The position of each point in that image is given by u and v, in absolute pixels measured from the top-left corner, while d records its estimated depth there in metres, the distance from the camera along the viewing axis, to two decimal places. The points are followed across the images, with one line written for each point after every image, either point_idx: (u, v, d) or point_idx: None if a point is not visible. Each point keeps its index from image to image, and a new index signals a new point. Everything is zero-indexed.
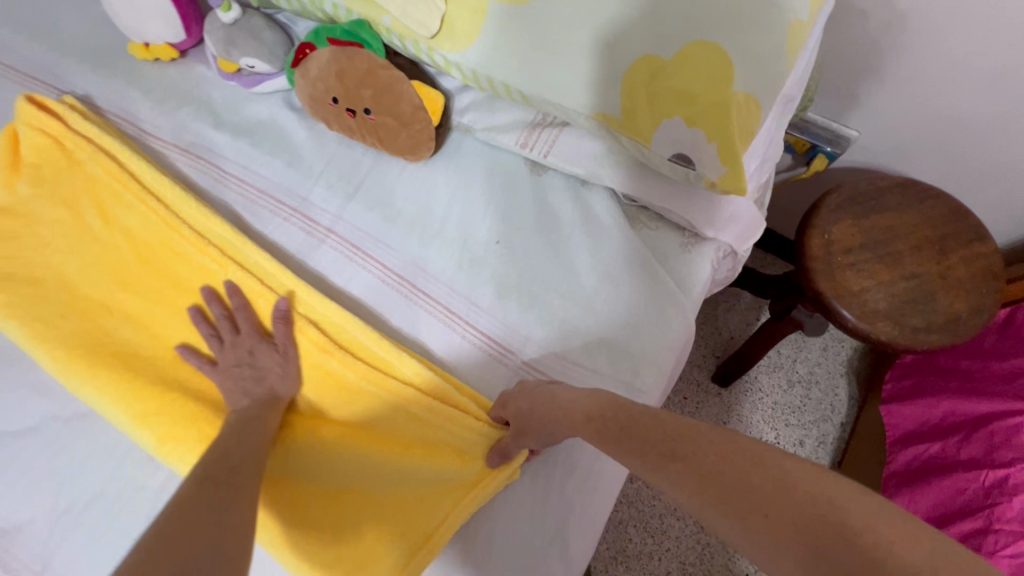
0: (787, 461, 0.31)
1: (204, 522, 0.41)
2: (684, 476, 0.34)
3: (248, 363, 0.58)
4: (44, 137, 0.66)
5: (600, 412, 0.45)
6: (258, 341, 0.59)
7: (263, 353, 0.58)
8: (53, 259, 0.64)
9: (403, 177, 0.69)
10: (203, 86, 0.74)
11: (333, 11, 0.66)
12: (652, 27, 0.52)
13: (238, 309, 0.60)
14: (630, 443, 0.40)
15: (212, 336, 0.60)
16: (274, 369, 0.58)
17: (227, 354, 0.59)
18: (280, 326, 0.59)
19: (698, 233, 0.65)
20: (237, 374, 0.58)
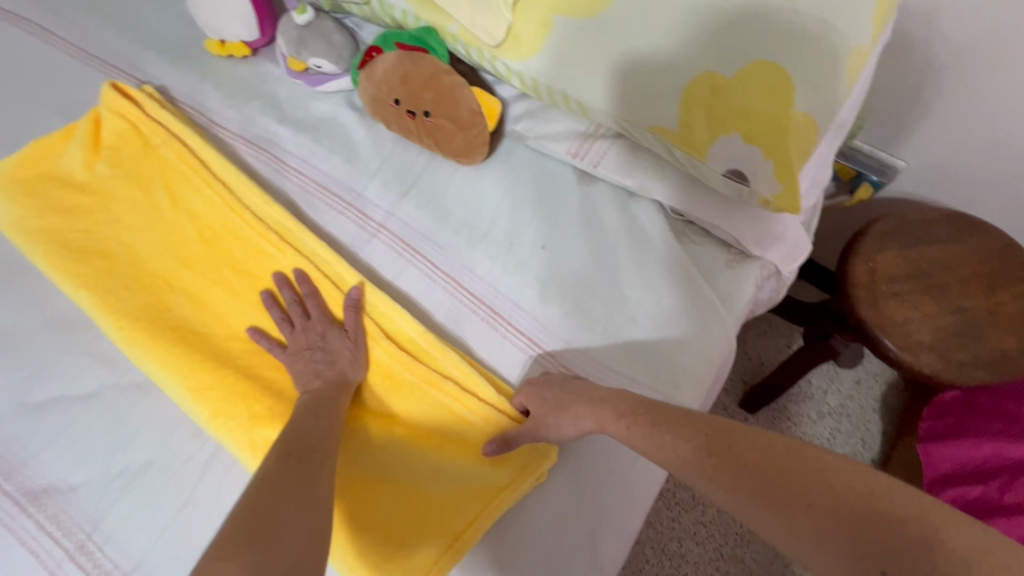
0: (827, 457, 0.35)
1: (293, 492, 0.44)
2: (723, 471, 0.38)
3: (319, 346, 0.60)
4: (124, 122, 0.71)
5: (633, 411, 0.47)
6: (328, 326, 0.61)
7: (333, 338, 0.60)
8: (123, 236, 0.67)
9: (454, 180, 0.71)
10: (270, 83, 0.78)
11: (401, 17, 0.69)
12: (714, 46, 0.53)
13: (309, 295, 0.62)
14: (671, 435, 0.43)
15: (283, 320, 0.62)
16: (344, 354, 0.59)
17: (298, 338, 0.61)
18: (351, 313, 0.61)
19: (743, 251, 0.66)
20: (308, 357, 0.59)
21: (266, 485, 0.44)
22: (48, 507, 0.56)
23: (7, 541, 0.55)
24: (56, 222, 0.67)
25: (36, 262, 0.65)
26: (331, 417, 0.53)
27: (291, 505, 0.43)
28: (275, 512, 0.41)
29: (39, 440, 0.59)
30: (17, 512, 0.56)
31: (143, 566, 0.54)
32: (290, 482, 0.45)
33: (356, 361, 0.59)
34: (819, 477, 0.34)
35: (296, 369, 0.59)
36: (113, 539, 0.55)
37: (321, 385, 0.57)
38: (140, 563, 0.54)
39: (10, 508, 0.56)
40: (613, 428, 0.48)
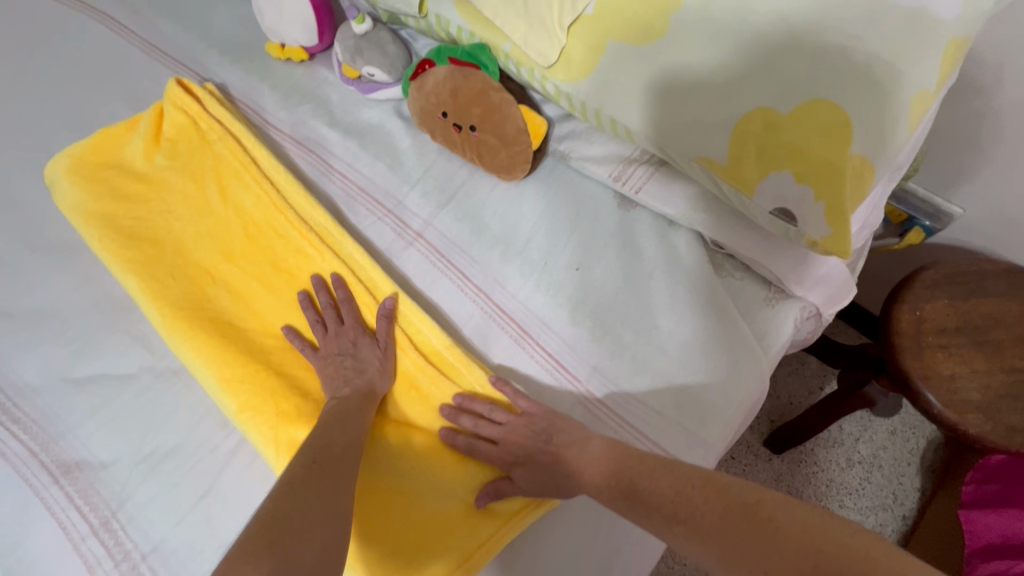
0: (777, 514, 0.35)
1: (313, 507, 0.44)
2: (691, 538, 0.39)
3: (349, 354, 0.60)
4: (185, 117, 0.74)
5: (606, 484, 0.48)
6: (361, 334, 0.61)
7: (364, 347, 0.60)
8: (173, 225, 0.69)
9: (494, 194, 0.71)
10: (324, 88, 0.80)
11: (456, 32, 0.69)
12: (773, 82, 0.52)
13: (344, 301, 0.63)
14: (637, 507, 0.44)
15: (316, 323, 0.63)
16: (374, 363, 0.59)
17: (330, 342, 0.61)
18: (383, 322, 0.61)
19: (785, 289, 0.64)
20: (338, 362, 0.60)
21: (285, 495, 0.45)
22: (79, 481, 0.59)
23: (38, 510, 0.58)
24: (112, 207, 0.70)
25: (92, 244, 0.68)
26: (356, 430, 0.53)
27: (313, 518, 0.43)
28: (293, 524, 0.42)
29: (78, 415, 0.62)
30: (49, 483, 0.58)
31: (160, 550, 0.56)
32: (311, 495, 0.45)
33: (385, 372, 0.60)
34: (771, 539, 0.34)
35: (325, 372, 0.59)
36: (136, 519, 0.57)
37: (349, 392, 0.57)
38: (158, 546, 0.56)
39: (43, 478, 0.59)
40: (616, 463, 0.48)
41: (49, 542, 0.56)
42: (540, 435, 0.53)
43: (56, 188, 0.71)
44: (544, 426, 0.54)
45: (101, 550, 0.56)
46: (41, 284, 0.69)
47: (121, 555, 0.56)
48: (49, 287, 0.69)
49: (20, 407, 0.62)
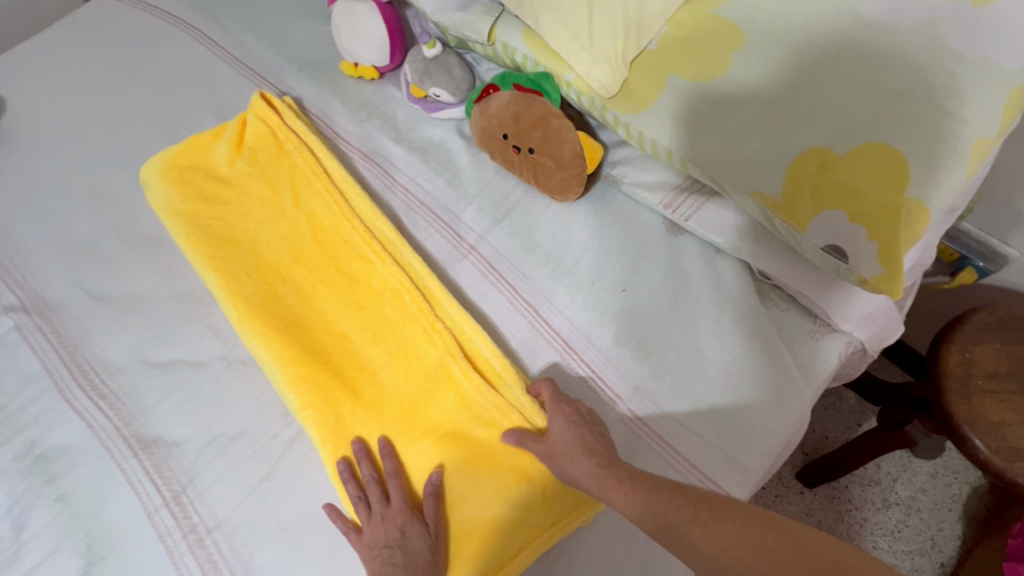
0: (801, 529, 0.41)
1: None
2: (713, 539, 0.42)
3: (398, 545, 0.55)
4: (265, 128, 0.80)
5: (629, 476, 0.49)
6: (408, 518, 0.56)
7: (413, 534, 0.55)
8: (250, 227, 0.75)
9: (547, 214, 0.74)
10: (391, 105, 0.86)
11: (521, 60, 0.73)
12: (830, 124, 0.54)
13: (390, 474, 0.59)
14: (658, 507, 0.46)
15: (360, 500, 0.59)
16: (425, 553, 0.55)
17: (375, 528, 0.57)
18: (430, 501, 0.57)
19: (831, 323, 0.65)
20: (386, 557, 0.55)
21: None
22: (155, 456, 0.64)
23: (117, 480, 0.63)
24: (197, 208, 0.76)
25: (178, 241, 0.74)
26: None
27: None
28: None
29: (156, 396, 0.67)
30: (128, 456, 0.64)
31: (223, 526, 0.60)
32: None
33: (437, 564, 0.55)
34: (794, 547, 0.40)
35: (372, 568, 0.55)
36: (204, 495, 0.62)
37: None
38: (221, 522, 0.61)
39: (124, 451, 0.64)
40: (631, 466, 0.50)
41: (123, 510, 0.62)
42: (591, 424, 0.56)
43: (149, 188, 0.78)
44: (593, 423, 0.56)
45: (171, 522, 0.61)
46: (129, 273, 0.75)
47: (188, 528, 0.60)
48: (136, 276, 0.75)
49: (106, 383, 0.68)
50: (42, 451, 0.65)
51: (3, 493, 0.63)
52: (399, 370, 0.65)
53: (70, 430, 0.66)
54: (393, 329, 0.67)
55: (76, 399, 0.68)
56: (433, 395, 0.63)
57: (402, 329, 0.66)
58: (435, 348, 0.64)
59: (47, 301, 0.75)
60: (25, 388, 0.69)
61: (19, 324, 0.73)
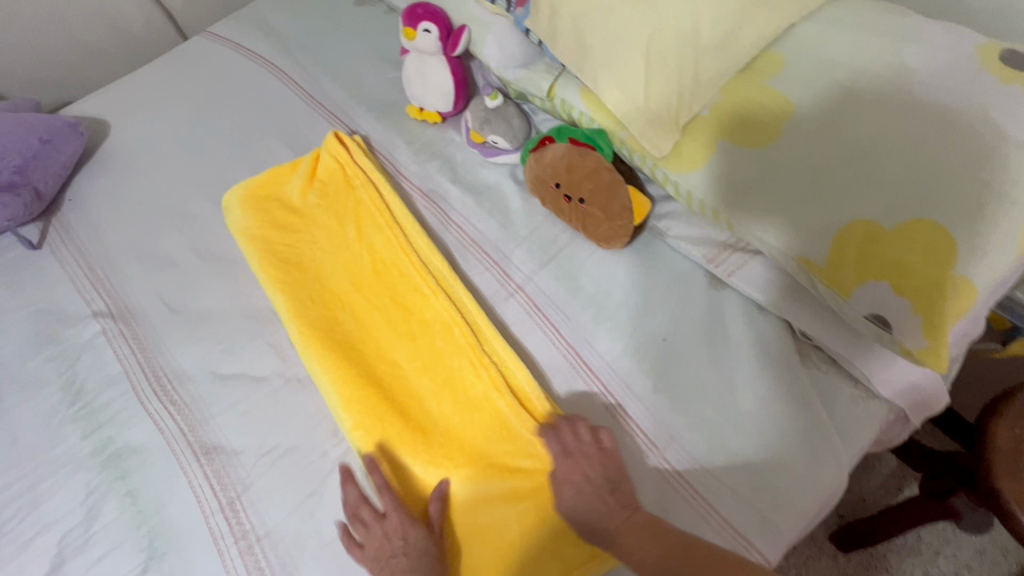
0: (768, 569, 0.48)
1: None
2: None
3: (402, 552, 0.58)
4: (337, 164, 0.87)
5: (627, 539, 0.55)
6: (410, 526, 0.60)
7: (416, 539, 0.59)
8: (316, 255, 0.81)
9: (592, 260, 0.78)
10: (451, 147, 0.92)
11: (577, 116, 0.78)
12: (879, 196, 0.56)
13: (380, 487, 0.62)
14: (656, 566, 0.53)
15: (357, 518, 0.62)
16: (430, 556, 0.58)
17: (377, 541, 0.60)
18: (434, 505, 0.61)
19: (872, 389, 0.65)
20: (393, 565, 0.58)
21: None
22: (215, 462, 0.69)
23: (179, 482, 0.68)
24: (271, 233, 0.82)
25: (251, 264, 0.81)
26: None
27: None
28: None
29: (219, 406, 0.73)
30: (191, 460, 0.69)
31: (272, 535, 0.65)
32: None
33: (441, 561, 0.59)
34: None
35: None
36: (255, 504, 0.66)
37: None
38: (270, 531, 0.65)
39: (188, 455, 0.70)
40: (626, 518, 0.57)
41: (183, 511, 0.66)
42: (603, 479, 0.59)
43: (229, 213, 0.85)
44: (604, 477, 0.59)
45: (224, 526, 0.65)
46: (205, 289, 0.83)
47: (239, 534, 0.65)
48: (211, 293, 0.82)
49: (177, 391, 0.75)
50: (116, 448, 0.71)
51: (78, 484, 0.69)
52: (445, 400, 0.68)
53: (142, 431, 0.72)
54: (442, 360, 0.71)
55: (149, 403, 0.74)
56: (479, 424, 0.66)
57: (450, 360, 0.70)
58: (482, 380, 0.68)
59: (131, 310, 0.82)
60: (106, 388, 0.76)
61: (105, 329, 0.80)
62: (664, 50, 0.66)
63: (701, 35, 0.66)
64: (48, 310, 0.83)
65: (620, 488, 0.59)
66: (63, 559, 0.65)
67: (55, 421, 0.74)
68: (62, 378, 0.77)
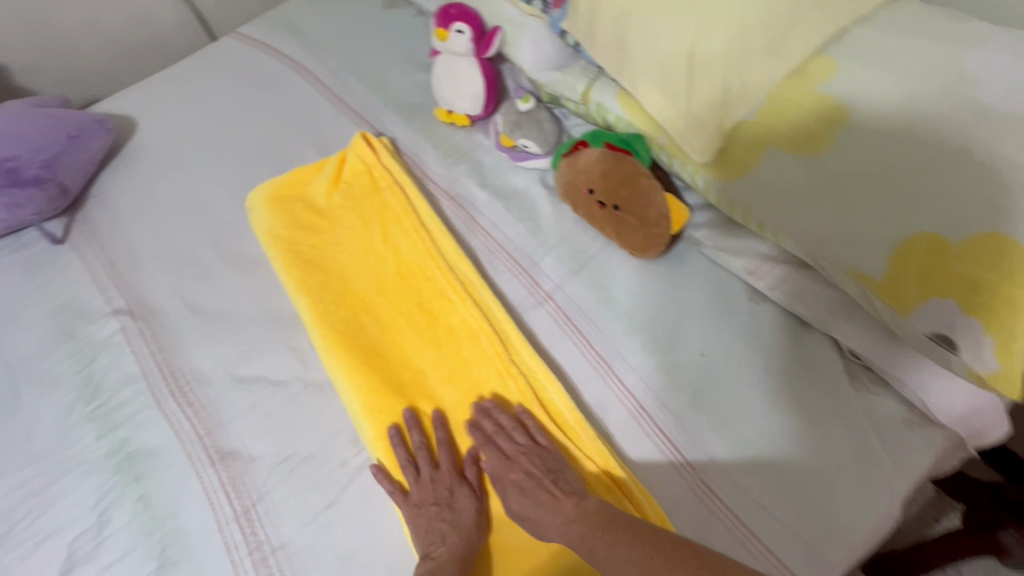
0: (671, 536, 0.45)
1: None
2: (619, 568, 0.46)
3: (446, 504, 0.59)
4: (363, 165, 0.86)
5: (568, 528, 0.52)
6: (457, 482, 0.61)
7: (461, 496, 0.60)
8: (341, 256, 0.79)
9: (625, 269, 0.75)
10: (479, 151, 0.90)
11: (613, 120, 0.77)
12: (945, 207, 0.52)
13: (441, 442, 0.63)
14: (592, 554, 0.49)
15: (409, 465, 0.62)
16: (472, 515, 0.58)
17: (424, 489, 0.61)
18: (473, 467, 0.62)
19: (928, 414, 0.61)
20: (433, 514, 0.59)
21: None
22: (231, 468, 0.67)
23: (194, 487, 0.66)
24: (295, 234, 0.81)
25: (274, 264, 0.79)
26: None
27: None
28: None
29: (237, 410, 0.71)
30: (207, 465, 0.67)
31: (287, 547, 0.62)
32: None
33: (478, 524, 0.58)
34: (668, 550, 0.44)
35: (418, 524, 0.58)
36: (271, 515, 0.64)
37: (446, 554, 0.55)
38: (285, 544, 0.62)
39: (204, 460, 0.67)
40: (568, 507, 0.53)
41: (197, 518, 0.64)
42: (545, 472, 0.58)
43: (254, 213, 0.84)
44: (549, 467, 0.58)
45: (238, 536, 0.63)
46: (227, 290, 0.81)
47: (254, 545, 0.62)
48: (232, 293, 0.81)
49: (195, 393, 0.73)
50: (131, 451, 0.69)
51: (90, 486, 0.67)
52: (471, 411, 0.65)
53: (158, 434, 0.70)
54: (467, 370, 0.68)
55: (166, 405, 0.72)
56: None
57: (477, 369, 0.68)
58: (512, 393, 0.65)
59: (151, 309, 0.81)
60: (123, 388, 0.74)
61: (124, 327, 0.79)
62: (709, 54, 0.64)
63: (747, 36, 0.62)
64: (67, 306, 0.82)
65: (562, 476, 0.57)
66: (72, 565, 0.63)
67: (70, 420, 0.72)
68: (79, 376, 0.75)
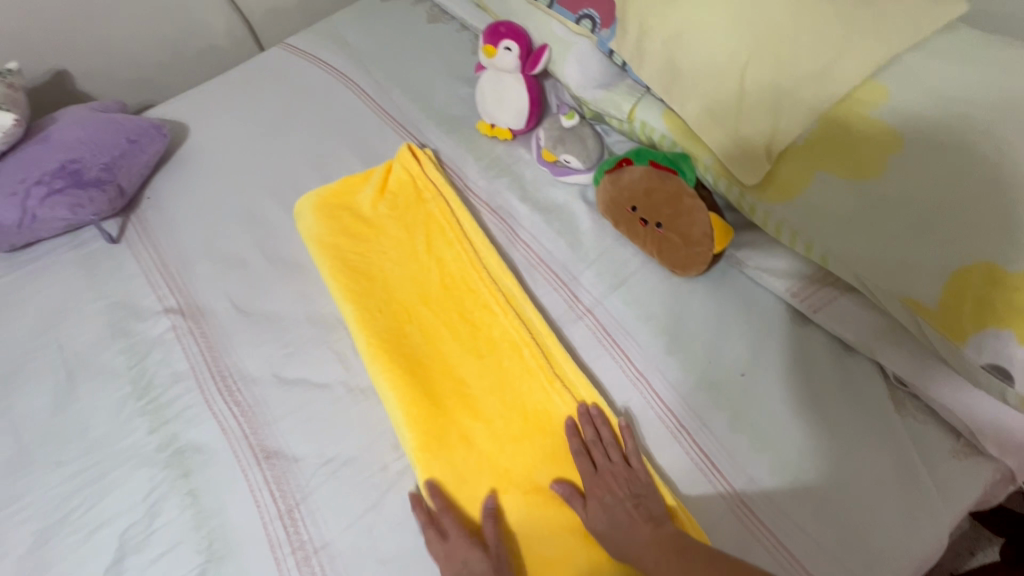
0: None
1: None
2: None
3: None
4: (408, 177, 0.88)
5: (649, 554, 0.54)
6: (469, 548, 0.58)
7: (476, 562, 0.57)
8: (385, 265, 0.81)
9: (666, 286, 0.75)
10: (520, 165, 0.91)
11: (658, 139, 0.78)
12: (1002, 239, 0.52)
13: (441, 510, 0.61)
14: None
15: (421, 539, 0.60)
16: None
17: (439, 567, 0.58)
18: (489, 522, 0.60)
19: (976, 445, 0.61)
20: None
21: None
22: (276, 468, 0.69)
23: (240, 484, 0.68)
24: (342, 241, 0.83)
25: (321, 271, 0.81)
26: None
27: None
28: None
29: (282, 411, 0.73)
30: (253, 464, 0.69)
31: (329, 548, 0.63)
32: None
33: None
34: None
35: None
36: (314, 515, 0.65)
37: None
38: (327, 544, 0.64)
39: (250, 458, 0.69)
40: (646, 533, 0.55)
41: (243, 515, 0.66)
42: (629, 495, 0.59)
43: (302, 219, 0.86)
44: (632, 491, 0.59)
45: (283, 534, 0.64)
46: (273, 293, 0.83)
47: (297, 544, 0.64)
48: (278, 297, 0.83)
49: (241, 392, 0.75)
50: (180, 446, 0.71)
51: (141, 479, 0.70)
52: (514, 423, 0.67)
53: (206, 430, 0.72)
54: (510, 381, 0.69)
55: (214, 403, 0.74)
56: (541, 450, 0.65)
57: (520, 382, 0.69)
58: (558, 405, 0.67)
59: (201, 309, 0.83)
60: (173, 384, 0.76)
61: (174, 325, 0.82)
62: (759, 81, 0.65)
63: (797, 62, 0.63)
64: (121, 302, 0.85)
65: (647, 499, 0.58)
66: (124, 554, 0.65)
67: (123, 414, 0.75)
68: (132, 371, 0.78)
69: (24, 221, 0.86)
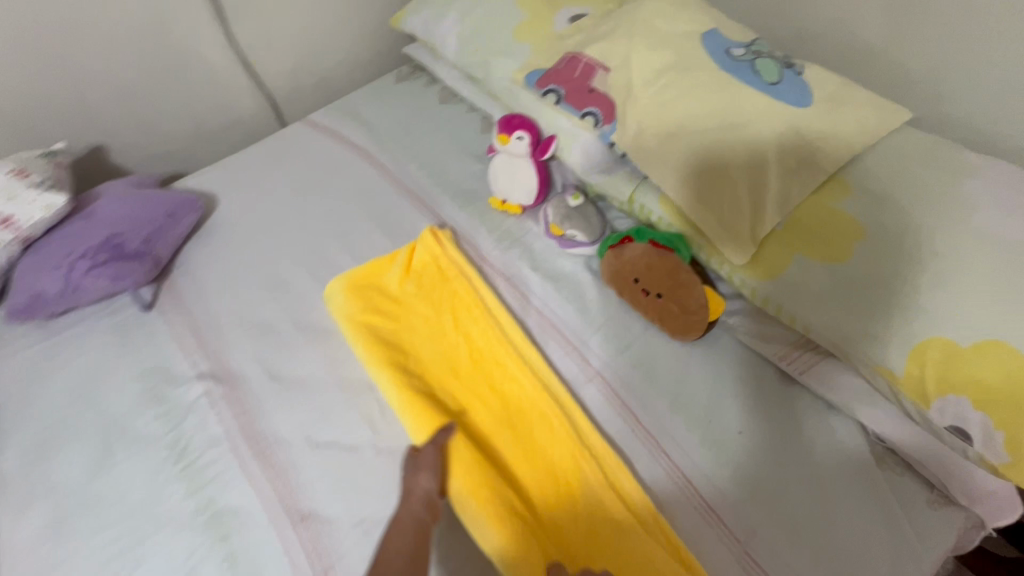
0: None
1: None
2: None
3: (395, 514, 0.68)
4: (432, 259, 0.96)
5: None
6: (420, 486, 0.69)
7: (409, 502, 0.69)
8: (417, 341, 0.87)
9: (666, 350, 0.83)
10: (530, 236, 1.00)
11: (655, 219, 0.89)
12: (952, 320, 0.63)
13: (435, 442, 0.72)
14: None
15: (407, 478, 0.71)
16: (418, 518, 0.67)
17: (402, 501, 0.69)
18: (430, 448, 0.72)
19: (948, 495, 0.69)
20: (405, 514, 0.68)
21: None
22: (311, 529, 0.73)
23: (276, 546, 0.72)
24: (374, 318, 0.89)
25: (355, 347, 0.86)
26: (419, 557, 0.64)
27: None
28: None
29: (314, 472, 0.77)
30: (288, 525, 0.73)
31: None
32: None
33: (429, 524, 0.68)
34: None
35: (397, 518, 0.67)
36: None
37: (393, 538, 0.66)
38: None
39: (285, 520, 0.73)
40: None
41: None
42: None
43: (333, 299, 0.92)
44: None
45: None
46: (303, 358, 0.89)
47: None
48: (308, 361, 0.89)
49: (275, 454, 0.79)
50: (218, 509, 0.75)
51: (180, 544, 0.73)
52: (548, 493, 0.72)
53: (242, 493, 0.76)
54: (542, 449, 0.75)
55: (249, 467, 0.78)
56: (568, 529, 0.69)
57: (551, 451, 0.75)
58: (587, 472, 0.72)
59: (232, 374, 0.88)
60: (208, 449, 0.81)
61: (208, 390, 0.86)
62: (740, 176, 0.76)
63: (773, 163, 0.75)
64: (155, 368, 0.90)
65: None
66: None
67: (160, 478, 0.78)
68: (168, 437, 0.82)
69: (66, 291, 0.92)
